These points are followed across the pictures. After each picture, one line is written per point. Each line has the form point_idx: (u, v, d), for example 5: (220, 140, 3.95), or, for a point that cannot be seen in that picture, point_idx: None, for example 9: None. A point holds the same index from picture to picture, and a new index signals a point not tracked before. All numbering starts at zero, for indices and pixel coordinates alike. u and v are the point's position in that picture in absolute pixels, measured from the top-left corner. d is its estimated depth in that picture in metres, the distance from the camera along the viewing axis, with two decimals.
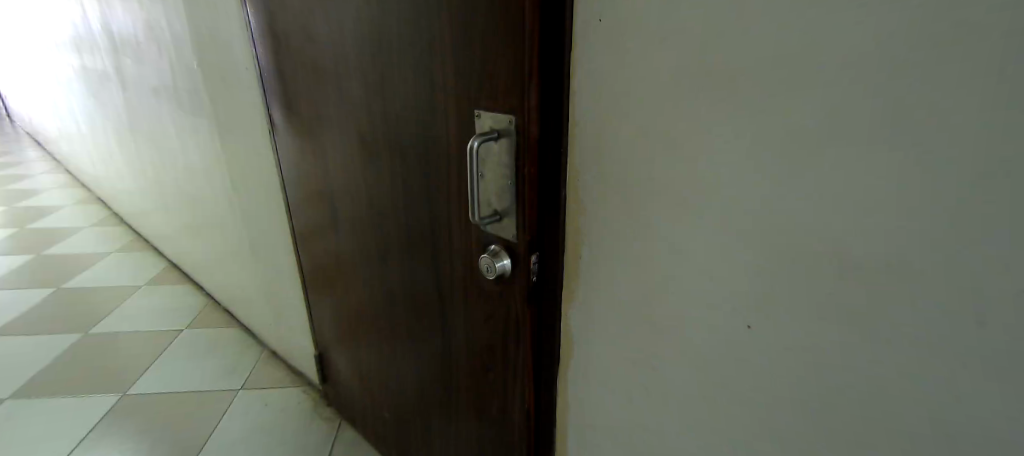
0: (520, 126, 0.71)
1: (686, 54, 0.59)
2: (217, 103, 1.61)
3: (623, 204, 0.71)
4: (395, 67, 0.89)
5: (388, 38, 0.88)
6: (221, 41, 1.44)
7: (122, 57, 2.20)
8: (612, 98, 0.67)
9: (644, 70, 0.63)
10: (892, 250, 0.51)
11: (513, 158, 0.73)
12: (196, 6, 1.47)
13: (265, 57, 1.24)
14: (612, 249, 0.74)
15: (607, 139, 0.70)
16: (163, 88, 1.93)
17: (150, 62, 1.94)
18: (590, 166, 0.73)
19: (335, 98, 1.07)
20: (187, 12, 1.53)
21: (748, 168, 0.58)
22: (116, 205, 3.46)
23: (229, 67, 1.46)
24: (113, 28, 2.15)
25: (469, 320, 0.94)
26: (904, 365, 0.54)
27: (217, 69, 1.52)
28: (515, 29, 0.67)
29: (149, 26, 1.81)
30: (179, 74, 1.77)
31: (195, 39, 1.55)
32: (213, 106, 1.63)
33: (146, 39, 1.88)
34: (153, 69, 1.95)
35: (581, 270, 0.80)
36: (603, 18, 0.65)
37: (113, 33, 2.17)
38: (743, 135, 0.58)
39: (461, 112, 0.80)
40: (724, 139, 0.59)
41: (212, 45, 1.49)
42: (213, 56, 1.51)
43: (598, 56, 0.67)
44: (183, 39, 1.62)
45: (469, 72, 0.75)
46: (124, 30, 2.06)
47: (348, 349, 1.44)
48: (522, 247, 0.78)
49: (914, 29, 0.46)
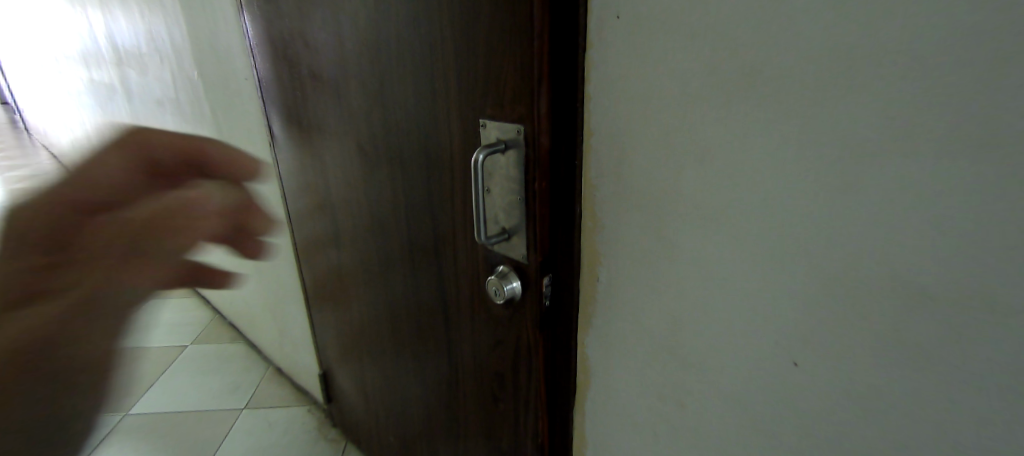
0: (530, 137, 0.64)
1: (725, 45, 0.52)
2: (216, 113, 1.56)
3: (646, 222, 0.64)
4: (395, 72, 0.82)
5: (386, 42, 0.82)
6: (220, 50, 1.40)
7: (125, 68, 2.17)
8: (632, 105, 0.60)
9: (670, 74, 0.56)
10: (967, 280, 0.45)
11: (520, 172, 0.66)
12: (195, 14, 1.43)
13: (262, 64, 1.19)
14: (633, 271, 0.67)
15: (627, 149, 0.62)
16: (164, 98, 1.90)
17: (151, 73, 1.91)
18: (609, 180, 0.65)
19: (332, 107, 1.02)
20: (186, 21, 1.49)
21: (794, 189, 0.52)
22: None
23: (229, 78, 1.42)
24: (116, 39, 2.12)
25: (476, 344, 0.87)
26: (982, 411, 0.47)
27: (216, 78, 1.48)
28: (521, 28, 0.60)
29: (149, 36, 1.77)
30: (179, 84, 1.73)
31: (195, 48, 1.51)
32: (214, 117, 1.59)
33: (148, 50, 1.85)
34: (154, 81, 1.92)
35: (598, 295, 0.72)
36: (621, 15, 0.58)
37: (116, 44, 2.14)
38: (789, 135, 0.50)
39: (465, 122, 0.73)
40: (767, 139, 0.52)
41: (209, 52, 1.45)
42: (212, 64, 1.46)
43: (616, 58, 0.60)
44: (183, 50, 1.58)
45: (474, 76, 0.69)
46: (128, 43, 2.03)
47: (353, 368, 1.38)
48: (533, 269, 0.71)
49: (1001, 20, 0.39)
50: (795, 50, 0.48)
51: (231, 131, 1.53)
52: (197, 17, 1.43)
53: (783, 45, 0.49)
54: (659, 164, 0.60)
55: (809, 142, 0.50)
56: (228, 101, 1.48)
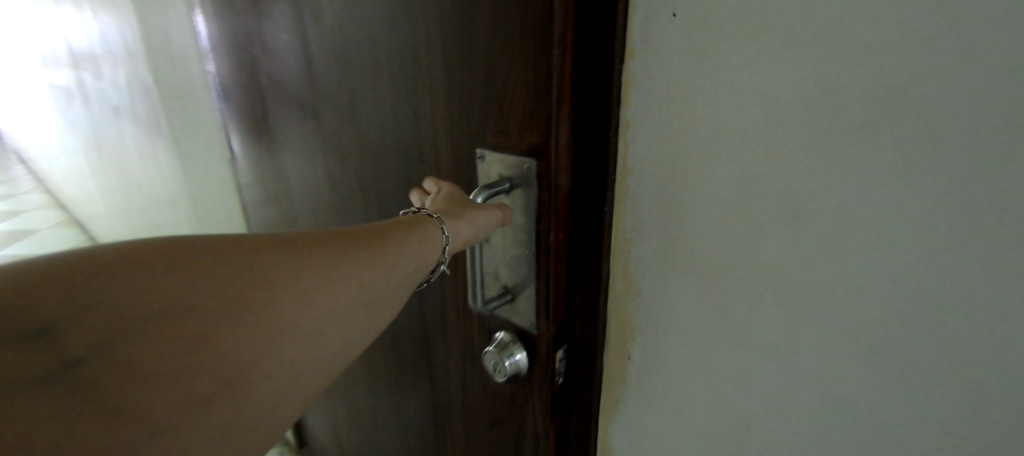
0: (543, 175, 0.48)
1: (833, 60, 0.35)
2: (174, 125, 1.38)
3: (702, 291, 0.47)
4: (366, 83, 0.65)
5: (354, 44, 0.65)
6: (173, 53, 1.22)
7: (81, 71, 1.98)
8: (689, 136, 0.43)
9: (747, 96, 0.40)
10: None
11: (532, 218, 0.50)
12: (146, 12, 1.25)
13: (212, 69, 1.00)
14: (680, 351, 0.51)
15: (678, 195, 0.46)
16: (121, 105, 1.71)
17: (107, 76, 1.72)
18: (650, 234, 0.49)
19: (293, 121, 0.84)
20: (138, 22, 1.31)
21: (935, 265, 0.35)
22: (92, 228, 3.24)
23: (185, 85, 1.24)
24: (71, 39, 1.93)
25: (468, 418, 0.70)
26: None
27: (172, 86, 1.30)
28: (534, 30, 0.44)
29: (102, 36, 1.59)
30: (135, 90, 1.54)
31: (147, 50, 1.33)
32: (171, 128, 1.41)
33: (102, 51, 1.66)
34: (110, 85, 1.73)
35: (631, 373, 0.56)
36: (679, 11, 0.41)
37: (71, 44, 1.95)
38: (931, 191, 0.34)
39: (455, 149, 0.57)
40: (893, 197, 0.35)
41: (163, 56, 1.27)
42: (166, 71, 1.29)
43: (668, 72, 0.43)
44: (136, 54, 1.40)
45: (468, 92, 0.52)
46: (83, 45, 1.84)
47: (325, 417, 1.21)
48: (544, 341, 0.55)
49: None
50: (953, 68, 0.31)
51: (190, 144, 1.35)
52: (149, 16, 1.25)
53: (931, 61, 0.32)
54: (722, 218, 0.44)
55: (966, 205, 0.33)
56: (185, 113, 1.30)
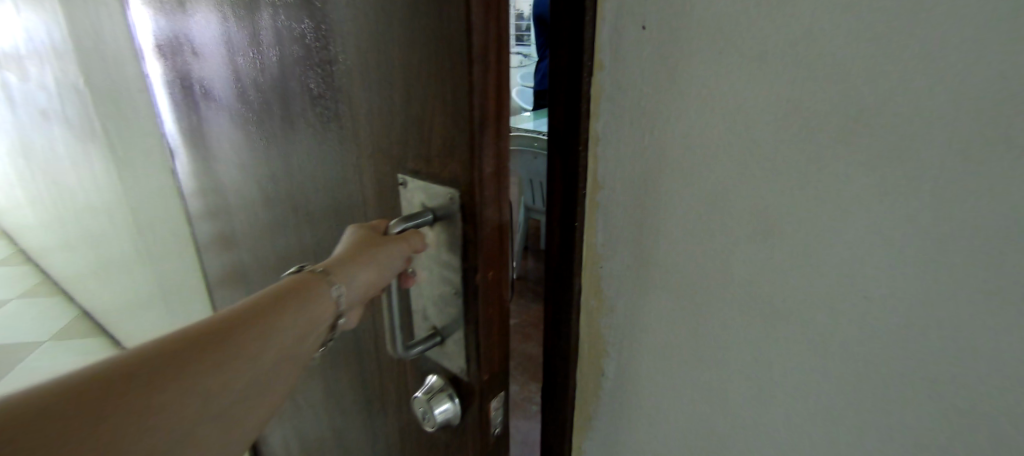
0: (468, 205, 0.44)
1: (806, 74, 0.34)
2: (108, 131, 1.28)
3: (673, 307, 0.46)
4: (292, 100, 0.61)
5: (275, 58, 0.60)
6: (107, 55, 1.13)
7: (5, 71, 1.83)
8: (660, 150, 0.42)
9: (718, 110, 0.39)
10: None
11: (457, 254, 0.46)
12: (76, 10, 1.16)
13: (147, 69, 0.93)
14: (652, 366, 0.50)
15: (649, 209, 0.45)
16: (51, 109, 1.59)
17: (33, 78, 1.59)
18: (620, 248, 0.48)
19: (224, 133, 0.79)
20: (67, 19, 1.21)
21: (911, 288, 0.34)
22: (22, 240, 3.01)
23: (121, 88, 1.15)
24: None
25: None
26: None
27: (106, 89, 1.21)
28: (456, 48, 0.39)
29: (27, 35, 1.47)
30: (65, 93, 1.43)
31: (78, 51, 1.23)
32: (106, 134, 1.31)
33: (27, 51, 1.54)
34: (37, 87, 1.60)
35: (603, 388, 0.55)
36: (649, 24, 0.40)
37: None
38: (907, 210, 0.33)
39: (382, 176, 0.52)
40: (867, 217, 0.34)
41: (96, 57, 1.18)
42: (99, 73, 1.19)
43: (637, 85, 0.42)
44: (66, 54, 1.29)
45: (389, 115, 0.48)
46: (6, 42, 1.69)
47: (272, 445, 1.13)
48: (478, 390, 0.51)
49: None
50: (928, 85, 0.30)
51: (128, 152, 1.26)
52: (78, 13, 1.15)
53: (897, 85, 0.31)
54: (689, 233, 0.43)
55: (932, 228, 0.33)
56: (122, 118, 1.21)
